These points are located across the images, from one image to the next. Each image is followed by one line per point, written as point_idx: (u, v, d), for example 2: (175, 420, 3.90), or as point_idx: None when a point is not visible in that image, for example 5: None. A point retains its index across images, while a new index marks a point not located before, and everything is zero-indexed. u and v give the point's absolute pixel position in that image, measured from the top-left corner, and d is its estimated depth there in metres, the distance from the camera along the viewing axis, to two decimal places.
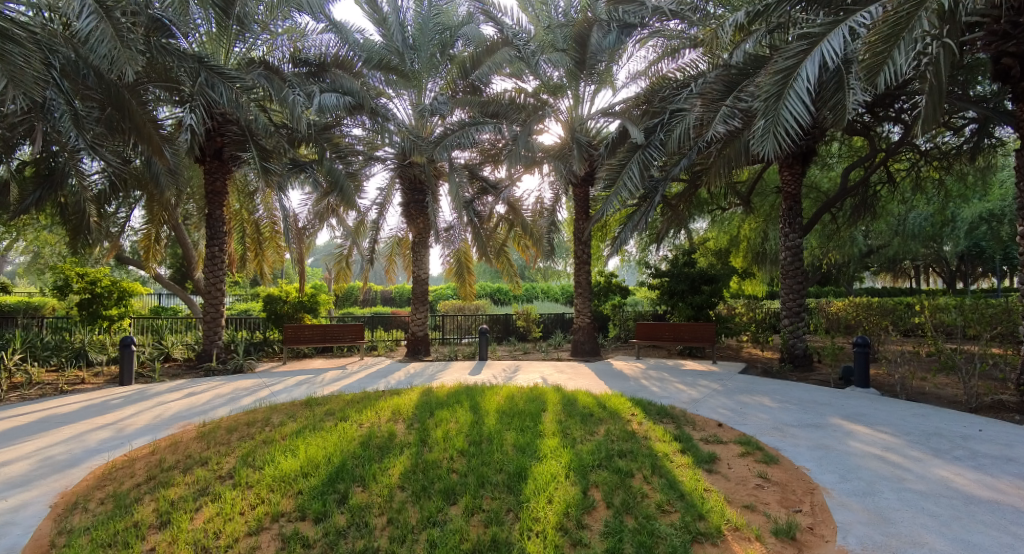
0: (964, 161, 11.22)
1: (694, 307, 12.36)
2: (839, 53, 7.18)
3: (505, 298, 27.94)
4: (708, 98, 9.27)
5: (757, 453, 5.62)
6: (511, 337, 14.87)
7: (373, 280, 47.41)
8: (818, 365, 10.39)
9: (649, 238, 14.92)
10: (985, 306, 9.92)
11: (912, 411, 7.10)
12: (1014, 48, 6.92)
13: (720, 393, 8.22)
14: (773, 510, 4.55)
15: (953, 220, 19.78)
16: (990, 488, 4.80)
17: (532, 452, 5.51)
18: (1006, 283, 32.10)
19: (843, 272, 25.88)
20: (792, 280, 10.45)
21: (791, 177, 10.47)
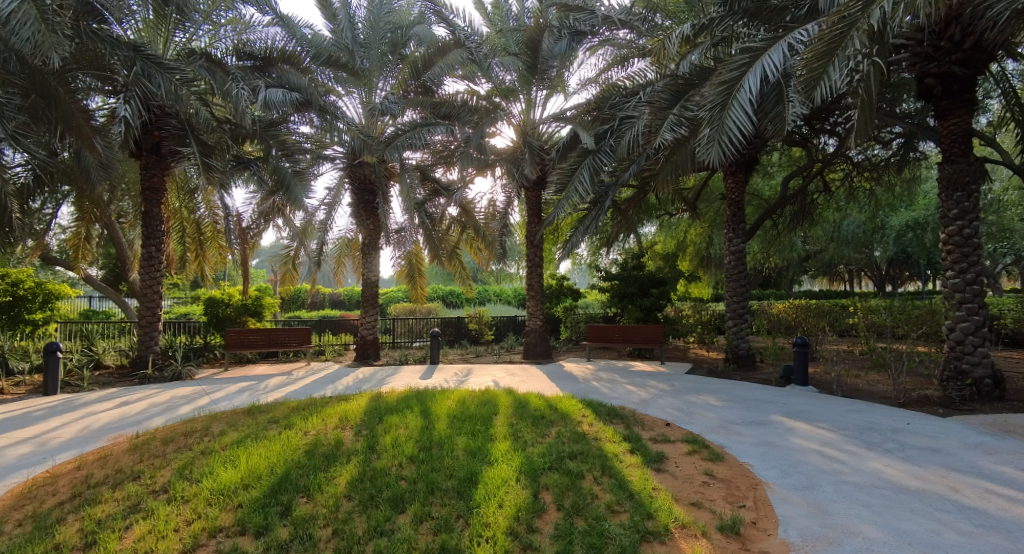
0: (892, 172, 12.00)
1: (643, 309, 12.69)
2: (779, 67, 7.48)
3: (456, 301, 27.81)
4: (656, 107, 9.53)
5: (703, 451, 5.76)
6: (464, 340, 14.75)
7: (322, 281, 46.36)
8: (761, 365, 10.80)
9: (601, 242, 15.25)
10: (912, 308, 10.63)
11: (848, 407, 7.44)
12: (936, 69, 7.44)
13: (668, 394, 8.41)
14: (718, 506, 4.64)
15: (883, 228, 21.11)
16: (919, 478, 5.05)
17: (482, 456, 5.43)
18: (929, 286, 34.33)
19: (784, 276, 27.13)
20: (735, 283, 10.83)
21: (734, 185, 10.88)
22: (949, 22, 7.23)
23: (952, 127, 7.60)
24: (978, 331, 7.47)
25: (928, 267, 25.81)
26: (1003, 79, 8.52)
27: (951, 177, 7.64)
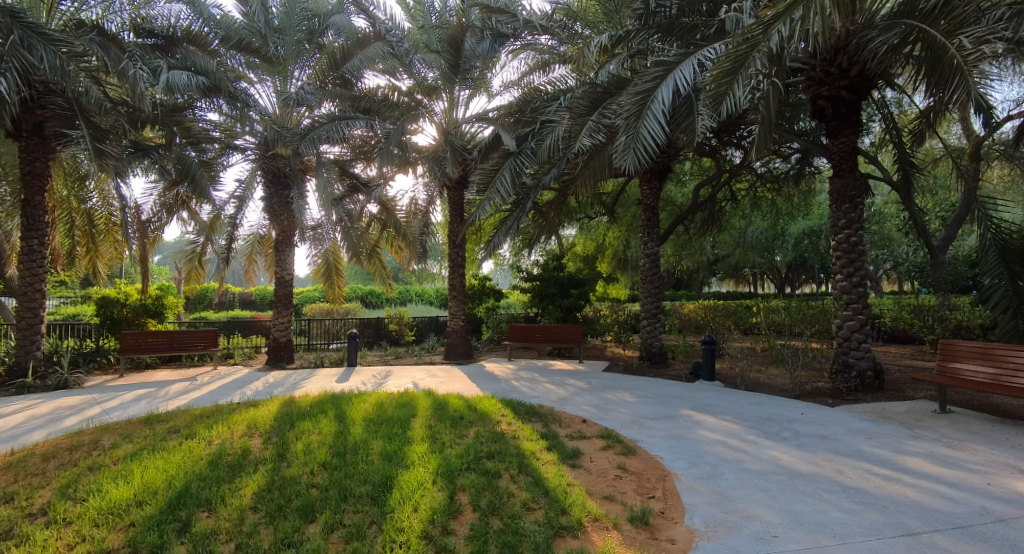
0: (792, 184, 13.01)
1: (563, 309, 13.00)
2: (690, 82, 7.90)
3: (377, 301, 27.14)
4: (576, 113, 9.82)
5: (617, 446, 5.96)
6: (383, 341, 14.42)
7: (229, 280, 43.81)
8: (672, 361, 11.38)
9: (524, 242, 15.47)
10: (806, 308, 11.64)
11: (751, 400, 7.99)
12: (827, 92, 8.11)
13: (585, 391, 8.65)
14: (630, 498, 4.83)
15: (783, 235, 23.00)
16: (811, 463, 5.47)
17: (398, 460, 5.32)
18: (820, 288, 37.56)
19: (694, 278, 28.70)
20: (650, 285, 11.29)
21: (649, 191, 11.36)
22: (839, 50, 7.91)
23: (840, 145, 8.35)
24: (862, 328, 8.25)
25: (820, 272, 28.20)
26: (884, 104, 9.46)
27: (839, 191, 8.40)
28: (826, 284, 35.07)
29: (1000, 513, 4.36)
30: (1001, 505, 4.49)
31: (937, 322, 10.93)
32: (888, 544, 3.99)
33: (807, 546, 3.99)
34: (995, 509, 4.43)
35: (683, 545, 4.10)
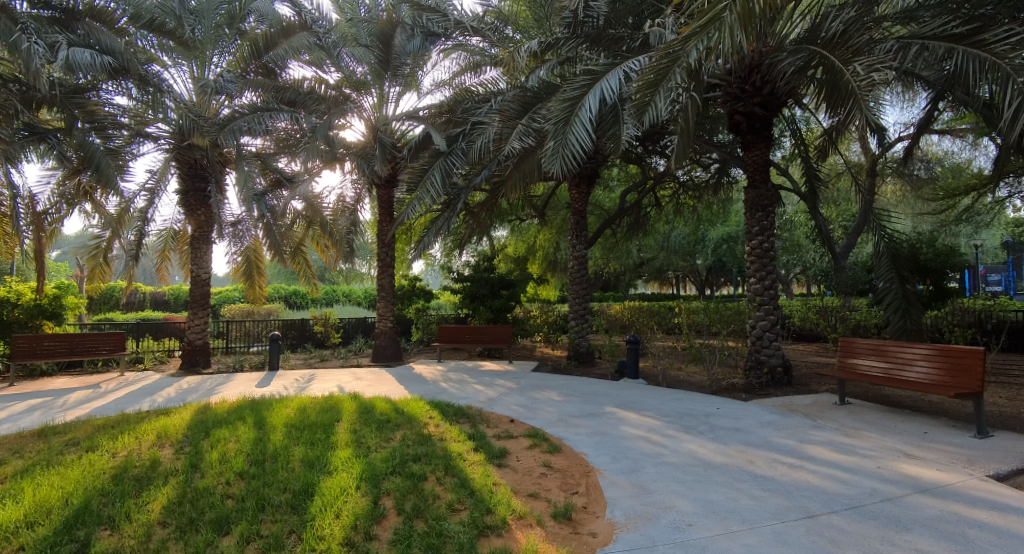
0: (710, 193, 13.85)
1: (493, 310, 13.08)
2: (616, 91, 8.10)
3: (302, 302, 26.10)
4: (506, 115, 9.65)
5: (543, 444, 5.39)
6: (308, 343, 13.91)
7: (141, 279, 41.04)
8: (599, 361, 11.70)
9: (454, 242, 15.48)
10: (722, 308, 12.43)
11: (674, 396, 8.19)
12: (743, 108, 8.64)
13: (514, 392, 8.42)
14: (554, 495, 4.20)
15: (704, 240, 24.52)
16: (724, 454, 5.02)
17: (321, 466, 4.88)
18: (737, 291, 40.00)
19: (621, 281, 29.80)
20: (578, 287, 11.56)
21: (578, 196, 11.64)
22: (752, 70, 8.47)
23: (754, 158, 8.88)
24: (773, 327, 8.88)
25: (738, 276, 30.02)
26: (793, 122, 10.26)
27: (753, 200, 8.96)
28: (744, 289, 37.42)
29: (890, 493, 4.10)
30: (889, 486, 4.23)
31: (838, 322, 11.91)
32: (791, 526, 3.58)
33: (719, 533, 3.51)
34: (884, 490, 4.16)
35: (603, 538, 3.52)
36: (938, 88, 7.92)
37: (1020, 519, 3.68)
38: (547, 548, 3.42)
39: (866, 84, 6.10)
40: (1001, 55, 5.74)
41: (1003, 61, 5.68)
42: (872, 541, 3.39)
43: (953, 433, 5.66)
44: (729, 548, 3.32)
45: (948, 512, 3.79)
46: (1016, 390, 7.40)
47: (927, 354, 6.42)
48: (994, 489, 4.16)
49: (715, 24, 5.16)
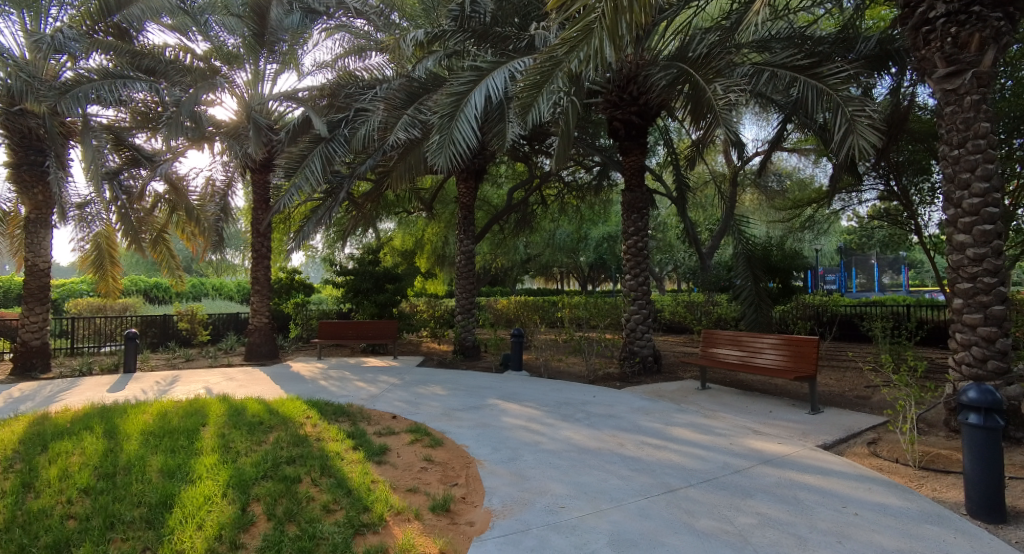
0: (592, 194, 14.48)
1: (378, 305, 12.75)
2: (502, 89, 8.21)
3: (164, 296, 23.79)
4: (391, 104, 9.43)
5: (425, 438, 5.36)
6: (170, 342, 12.71)
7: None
8: (484, 354, 11.79)
9: (338, 234, 14.92)
10: (601, 303, 13.05)
11: (555, 387, 8.47)
12: (621, 115, 9.10)
13: (397, 387, 8.27)
14: (433, 488, 4.19)
15: (586, 238, 25.64)
16: (597, 439, 5.29)
17: (182, 475, 4.48)
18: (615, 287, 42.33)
19: (508, 276, 30.34)
20: (465, 282, 11.59)
21: (465, 190, 11.63)
22: (629, 80, 8.95)
23: (631, 163, 9.37)
24: (645, 320, 9.45)
25: (617, 273, 31.82)
26: (665, 132, 11.03)
27: (630, 203, 9.46)
28: (621, 285, 39.67)
29: (738, 466, 4.56)
30: (738, 460, 4.70)
31: (702, 316, 13.15)
32: (653, 501, 3.85)
33: (589, 512, 3.69)
34: (734, 463, 4.61)
35: (479, 527, 3.56)
36: (787, 111, 8.85)
37: (840, 481, 4.25)
38: (423, 541, 3.39)
39: (726, 103, 6.70)
40: (834, 88, 6.56)
41: (835, 93, 6.50)
42: (721, 509, 3.75)
43: (793, 411, 6.42)
44: (598, 526, 3.51)
45: (784, 479, 4.29)
46: (842, 373, 8.52)
47: (775, 344, 7.18)
48: (821, 457, 4.78)
49: (590, 36, 5.42)
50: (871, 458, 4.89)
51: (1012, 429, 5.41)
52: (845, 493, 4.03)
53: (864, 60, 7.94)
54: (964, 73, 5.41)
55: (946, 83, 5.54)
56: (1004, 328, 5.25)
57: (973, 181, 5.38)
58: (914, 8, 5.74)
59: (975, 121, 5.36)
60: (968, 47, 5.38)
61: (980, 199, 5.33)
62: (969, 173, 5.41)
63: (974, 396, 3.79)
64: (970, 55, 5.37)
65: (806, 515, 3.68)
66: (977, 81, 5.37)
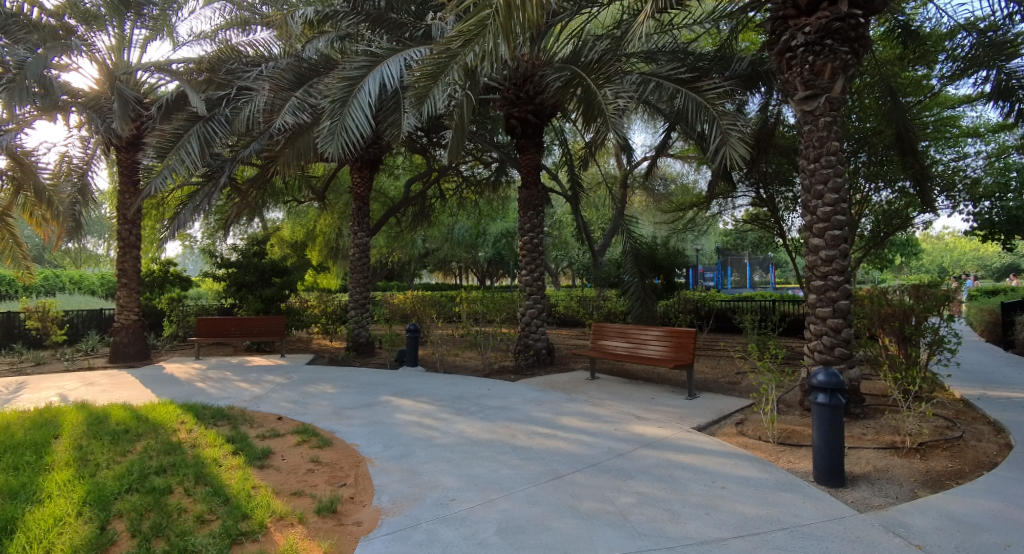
0: (490, 190, 14.60)
1: (264, 300, 12.04)
2: (397, 78, 8.03)
3: (7, 291, 20.87)
4: (278, 85, 8.91)
5: (313, 439, 5.15)
6: (15, 344, 11.20)
7: None
8: (379, 351, 11.52)
9: (219, 222, 13.92)
10: (498, 298, 13.21)
11: (450, 381, 8.46)
12: (518, 113, 9.23)
13: (284, 387, 7.86)
14: (320, 490, 4.05)
15: (484, 233, 25.80)
16: (490, 431, 5.36)
17: (27, 495, 3.97)
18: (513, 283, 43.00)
19: (406, 270, 29.85)
20: (358, 276, 11.25)
21: (359, 180, 11.24)
22: (526, 79, 9.10)
23: (527, 161, 9.55)
24: (540, 314, 9.68)
25: (514, 268, 32.30)
26: (561, 133, 11.37)
27: (526, 200, 9.63)
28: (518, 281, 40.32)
29: (622, 450, 4.83)
30: (621, 444, 4.98)
31: (594, 310, 13.98)
32: (541, 488, 3.98)
33: (479, 503, 3.74)
34: (618, 448, 4.87)
35: (368, 526, 3.49)
36: (671, 120, 9.43)
37: (710, 458, 4.64)
38: (307, 545, 3.26)
39: (615, 108, 7.03)
40: (712, 102, 7.08)
41: (712, 107, 7.03)
42: (603, 491, 3.95)
43: (673, 397, 6.88)
44: (487, 515, 3.56)
45: (662, 459, 4.60)
46: (716, 362, 9.27)
47: (659, 335, 7.66)
48: (695, 438, 5.18)
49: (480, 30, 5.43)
50: (738, 437, 5.38)
51: (852, 405, 6.18)
52: (714, 469, 4.40)
53: (737, 79, 8.63)
54: (819, 97, 6.07)
55: (805, 104, 6.18)
56: (847, 320, 5.97)
57: (825, 193, 6.05)
58: (779, 35, 6.33)
59: (827, 140, 6.05)
60: (822, 75, 6.02)
61: (831, 208, 6.01)
62: (822, 186, 6.08)
63: (822, 379, 4.24)
64: (824, 82, 6.02)
65: (679, 491, 3.98)
66: (829, 105, 6.05)
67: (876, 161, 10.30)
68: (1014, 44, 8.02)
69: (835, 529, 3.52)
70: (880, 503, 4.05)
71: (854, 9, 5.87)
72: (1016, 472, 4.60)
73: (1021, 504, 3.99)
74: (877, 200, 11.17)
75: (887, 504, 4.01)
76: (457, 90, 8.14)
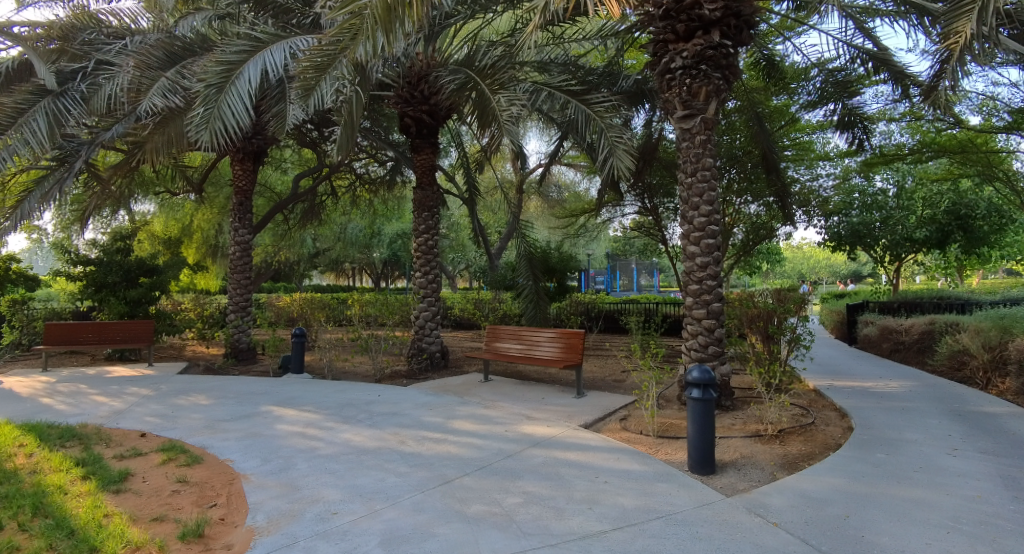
0: (385, 190, 14.27)
1: (128, 302, 10.88)
2: (280, 67, 7.62)
3: None
4: (144, 64, 8.14)
5: (180, 457, 4.74)
6: None
7: None
8: (261, 357, 10.85)
9: (75, 213, 12.44)
10: (391, 300, 12.93)
11: (339, 388, 8.15)
12: (412, 112, 9.09)
13: (149, 400, 7.17)
14: (185, 513, 3.73)
15: (379, 234, 25.18)
16: (378, 439, 5.23)
17: None
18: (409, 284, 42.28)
19: (294, 271, 28.40)
20: (238, 276, 10.51)
21: (241, 173, 10.48)
22: (420, 78, 9.01)
23: (422, 161, 9.45)
24: (433, 317, 9.60)
25: (411, 270, 31.84)
26: (457, 135, 11.36)
27: (421, 201, 9.51)
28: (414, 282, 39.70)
29: (511, 450, 4.92)
30: (510, 445, 5.06)
31: (489, 312, 14.25)
32: (428, 494, 3.95)
33: (362, 514, 3.64)
34: (507, 449, 4.95)
35: (239, 548, 3.27)
36: (564, 129, 9.74)
37: (594, 454, 4.85)
38: None
39: (509, 115, 7.12)
40: (600, 115, 7.42)
41: (601, 120, 7.36)
42: (490, 493, 3.99)
43: (562, 396, 7.11)
44: (370, 527, 3.47)
45: (549, 458, 4.74)
46: (603, 361, 9.69)
47: (550, 337, 7.87)
48: (582, 435, 5.38)
49: (364, 23, 5.29)
50: (622, 432, 5.67)
51: (723, 398, 6.72)
52: (598, 465, 4.60)
53: (624, 95, 9.10)
54: (695, 117, 6.56)
55: (683, 122, 6.65)
56: (720, 320, 6.49)
57: (701, 204, 6.55)
58: (660, 57, 6.75)
59: (702, 156, 6.56)
60: (698, 97, 6.51)
61: (705, 219, 6.52)
62: (698, 198, 6.57)
63: (696, 375, 4.56)
64: (699, 103, 6.52)
65: (564, 488, 4.12)
66: (704, 125, 6.55)
67: (745, 178, 11.29)
68: (855, 83, 9.12)
69: (704, 514, 3.81)
70: (744, 486, 4.45)
71: (725, 39, 6.39)
72: (855, 451, 5.24)
73: (858, 478, 4.55)
74: (747, 212, 12.24)
75: (750, 487, 4.41)
76: (345, 84, 7.85)
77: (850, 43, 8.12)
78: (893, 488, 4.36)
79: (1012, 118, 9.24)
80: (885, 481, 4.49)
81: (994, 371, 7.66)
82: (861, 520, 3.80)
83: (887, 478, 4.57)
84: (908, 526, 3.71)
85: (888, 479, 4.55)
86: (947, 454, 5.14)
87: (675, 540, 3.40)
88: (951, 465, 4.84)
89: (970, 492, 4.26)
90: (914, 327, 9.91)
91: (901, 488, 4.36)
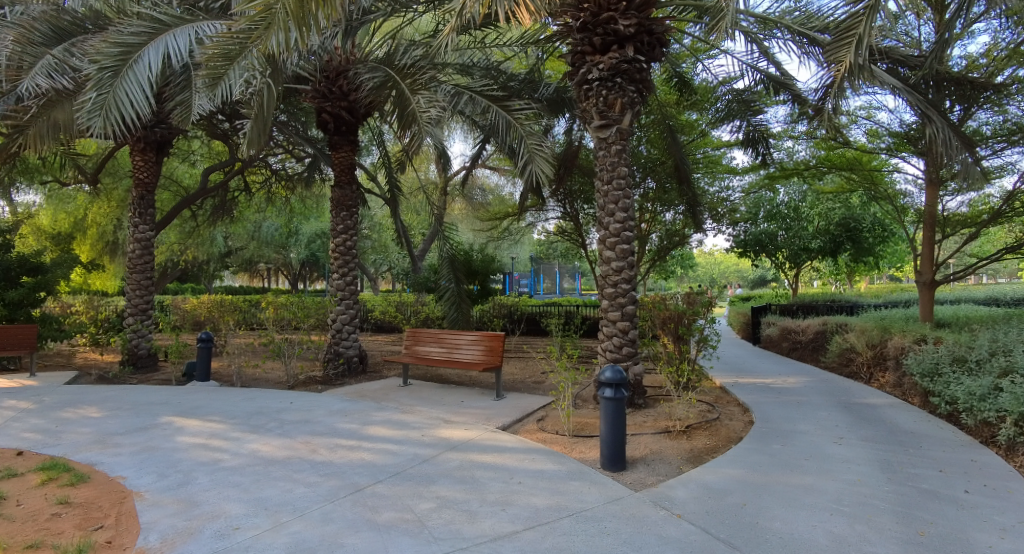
0: (302, 187, 13.76)
1: (8, 304, 9.84)
2: (184, 53, 7.20)
3: None
4: (27, 39, 7.43)
5: (63, 477, 4.37)
6: None
7: None
8: (163, 364, 10.16)
9: None
10: (307, 303, 12.48)
11: (248, 396, 7.79)
12: (330, 108, 8.84)
13: (29, 414, 6.54)
14: (65, 538, 3.46)
15: (296, 233, 24.26)
16: (288, 448, 5.06)
17: None
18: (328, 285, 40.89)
19: (204, 271, 26.81)
20: (138, 276, 9.78)
21: (142, 163, 9.76)
22: (339, 74, 8.79)
23: (340, 159, 9.20)
24: (352, 321, 9.37)
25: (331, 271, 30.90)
26: (379, 134, 11.15)
27: (339, 199, 9.25)
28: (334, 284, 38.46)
29: (426, 455, 4.90)
30: (426, 449, 5.05)
31: (411, 314, 14.08)
32: (339, 504, 3.88)
33: (266, 528, 3.52)
34: (423, 454, 4.93)
35: None
36: (486, 133, 9.80)
37: (511, 456, 4.93)
38: None
39: (429, 117, 7.08)
40: (520, 122, 7.55)
41: (521, 126, 7.49)
42: (403, 500, 3.97)
43: (481, 399, 7.16)
44: (274, 541, 3.36)
45: (465, 461, 4.77)
46: (523, 363, 9.83)
47: (471, 339, 7.89)
48: (500, 437, 5.45)
49: (275, 15, 5.13)
50: (538, 433, 5.80)
51: (636, 397, 7.02)
52: (513, 466, 4.68)
53: (545, 102, 9.29)
54: (611, 127, 6.80)
55: (600, 132, 6.88)
56: (633, 322, 6.76)
57: (616, 211, 6.80)
58: (578, 67, 6.94)
59: (617, 165, 6.83)
60: (614, 108, 6.75)
61: (620, 225, 6.77)
62: (614, 205, 6.82)
63: (609, 375, 4.71)
64: (615, 114, 6.76)
65: (479, 491, 4.16)
66: (619, 135, 6.81)
67: (659, 187, 11.81)
68: (757, 102, 9.79)
69: (613, 509, 3.98)
70: (652, 481, 4.67)
71: (639, 55, 6.68)
72: (754, 443, 5.63)
73: (754, 469, 4.90)
74: (663, 219, 12.79)
75: (657, 482, 4.64)
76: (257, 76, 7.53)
77: (753, 66, 8.70)
78: (784, 476, 4.73)
79: (892, 141, 10.18)
80: (778, 470, 4.86)
81: (876, 367, 8.44)
82: (755, 507, 4.10)
83: (779, 467, 4.95)
84: (797, 510, 4.04)
85: (780, 468, 4.93)
86: (833, 442, 5.63)
87: (584, 537, 3.53)
88: (836, 452, 5.31)
89: (851, 476, 4.70)
90: (808, 327, 10.79)
91: (791, 475, 4.74)
